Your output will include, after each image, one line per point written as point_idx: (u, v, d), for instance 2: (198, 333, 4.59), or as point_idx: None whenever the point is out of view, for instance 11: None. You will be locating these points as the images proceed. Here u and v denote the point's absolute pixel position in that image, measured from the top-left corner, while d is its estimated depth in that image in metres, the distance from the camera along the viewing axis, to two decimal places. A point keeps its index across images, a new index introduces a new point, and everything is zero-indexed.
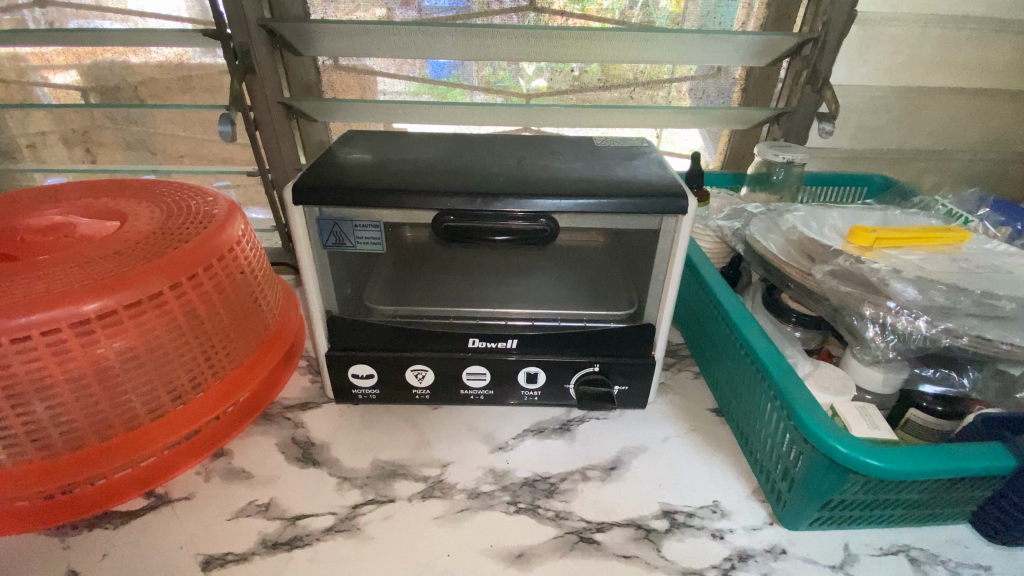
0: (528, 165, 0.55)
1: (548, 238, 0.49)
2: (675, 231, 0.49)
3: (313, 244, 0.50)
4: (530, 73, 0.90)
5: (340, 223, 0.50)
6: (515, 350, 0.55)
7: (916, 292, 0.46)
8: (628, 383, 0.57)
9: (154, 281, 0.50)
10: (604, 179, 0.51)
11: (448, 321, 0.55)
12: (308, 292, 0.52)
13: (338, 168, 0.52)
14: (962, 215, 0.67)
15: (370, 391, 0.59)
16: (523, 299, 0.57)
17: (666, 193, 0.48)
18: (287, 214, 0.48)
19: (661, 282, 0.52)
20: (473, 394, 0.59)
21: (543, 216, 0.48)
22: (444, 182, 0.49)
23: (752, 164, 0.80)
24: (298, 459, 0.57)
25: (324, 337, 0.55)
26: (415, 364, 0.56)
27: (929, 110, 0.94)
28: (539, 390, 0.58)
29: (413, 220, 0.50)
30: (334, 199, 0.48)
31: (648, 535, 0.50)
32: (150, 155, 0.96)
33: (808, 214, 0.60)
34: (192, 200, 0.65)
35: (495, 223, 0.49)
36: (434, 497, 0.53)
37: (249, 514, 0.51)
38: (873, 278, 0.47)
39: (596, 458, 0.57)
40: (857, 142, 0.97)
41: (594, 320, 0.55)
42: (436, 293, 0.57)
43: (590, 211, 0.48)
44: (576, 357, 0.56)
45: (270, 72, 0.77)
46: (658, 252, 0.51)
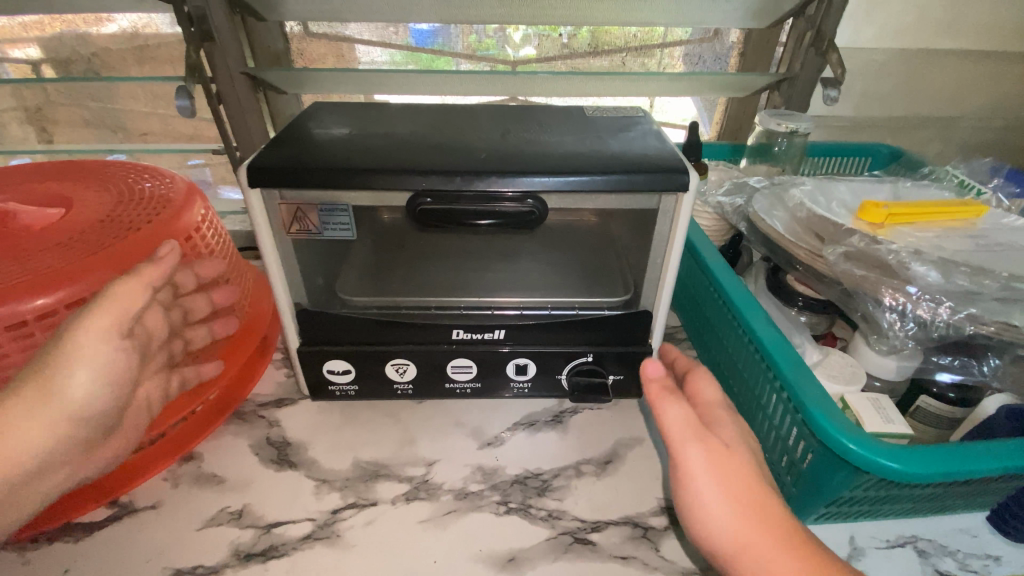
0: (512, 139, 0.50)
1: (537, 220, 0.45)
2: (674, 211, 0.45)
3: (275, 230, 0.46)
4: (518, 40, 0.84)
5: (305, 207, 0.45)
6: (506, 341, 0.52)
7: (939, 276, 0.43)
8: (622, 373, 0.54)
9: (99, 275, 0.46)
10: (597, 154, 0.46)
11: (429, 311, 0.52)
12: (274, 282, 0.47)
13: (303, 145, 0.47)
14: (975, 186, 0.64)
15: (349, 388, 0.55)
16: (511, 285, 0.53)
17: (664, 168, 0.43)
18: (245, 198, 0.43)
19: (659, 265, 0.48)
20: (458, 387, 0.55)
21: (530, 196, 0.44)
22: (419, 160, 0.44)
23: (752, 134, 0.76)
24: (272, 461, 0.53)
25: (295, 330, 0.51)
26: (396, 357, 0.52)
27: (935, 74, 0.89)
28: (530, 382, 0.55)
29: (385, 203, 0.45)
30: (297, 180, 0.43)
31: (646, 533, 0.47)
32: (110, 133, 0.89)
33: (815, 188, 0.56)
34: (145, 183, 0.60)
35: (477, 205, 0.44)
36: (419, 499, 0.49)
37: (220, 523, 0.48)
38: (891, 260, 0.44)
39: (590, 452, 0.54)
40: (860, 109, 0.92)
41: (588, 307, 0.52)
42: (416, 282, 0.53)
43: (582, 189, 0.43)
44: (567, 346, 0.52)
45: (230, 39, 0.70)
46: (656, 233, 0.47)
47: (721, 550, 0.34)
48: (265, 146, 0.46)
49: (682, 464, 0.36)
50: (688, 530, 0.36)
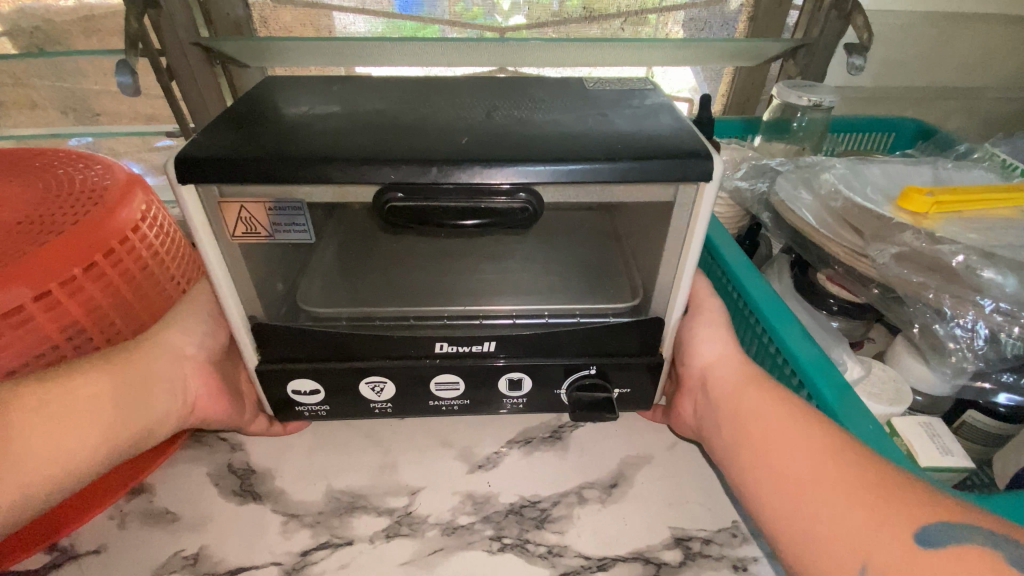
0: (500, 118, 0.42)
1: (531, 219, 0.37)
2: (692, 204, 0.38)
3: (216, 234, 0.38)
4: (508, 7, 0.75)
5: (249, 206, 0.38)
6: (500, 355, 0.45)
7: (1017, 283, 0.40)
8: (630, 386, 0.47)
9: (11, 292, 0.39)
10: (603, 136, 0.39)
11: (408, 321, 0.45)
12: (222, 293, 0.40)
13: (252, 129, 0.39)
14: (1016, 165, 0.58)
15: (319, 408, 0.48)
16: (502, 292, 0.47)
17: (681, 152, 0.36)
18: (176, 197, 0.36)
19: (673, 266, 0.42)
20: (445, 404, 0.48)
21: (523, 189, 0.37)
22: (391, 146, 0.37)
23: (768, 109, 0.68)
24: (234, 493, 0.47)
25: (252, 347, 0.44)
26: (372, 375, 0.45)
27: (962, 41, 0.82)
28: (526, 399, 0.48)
29: (348, 200, 0.38)
30: (240, 173, 0.35)
31: (658, 571, 0.42)
32: (57, 115, 0.79)
33: (849, 171, 0.50)
34: (77, 173, 0.51)
35: (459, 200, 0.36)
36: (401, 536, 0.44)
37: (172, 571, 0.42)
38: (957, 264, 0.40)
39: (593, 474, 0.48)
40: (882, 79, 0.85)
41: (591, 314, 0.45)
42: (389, 290, 0.48)
43: (587, 180, 0.36)
44: (568, 358, 0.45)
45: (178, 4, 0.61)
46: (671, 230, 0.40)
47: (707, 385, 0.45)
48: (208, 131, 0.39)
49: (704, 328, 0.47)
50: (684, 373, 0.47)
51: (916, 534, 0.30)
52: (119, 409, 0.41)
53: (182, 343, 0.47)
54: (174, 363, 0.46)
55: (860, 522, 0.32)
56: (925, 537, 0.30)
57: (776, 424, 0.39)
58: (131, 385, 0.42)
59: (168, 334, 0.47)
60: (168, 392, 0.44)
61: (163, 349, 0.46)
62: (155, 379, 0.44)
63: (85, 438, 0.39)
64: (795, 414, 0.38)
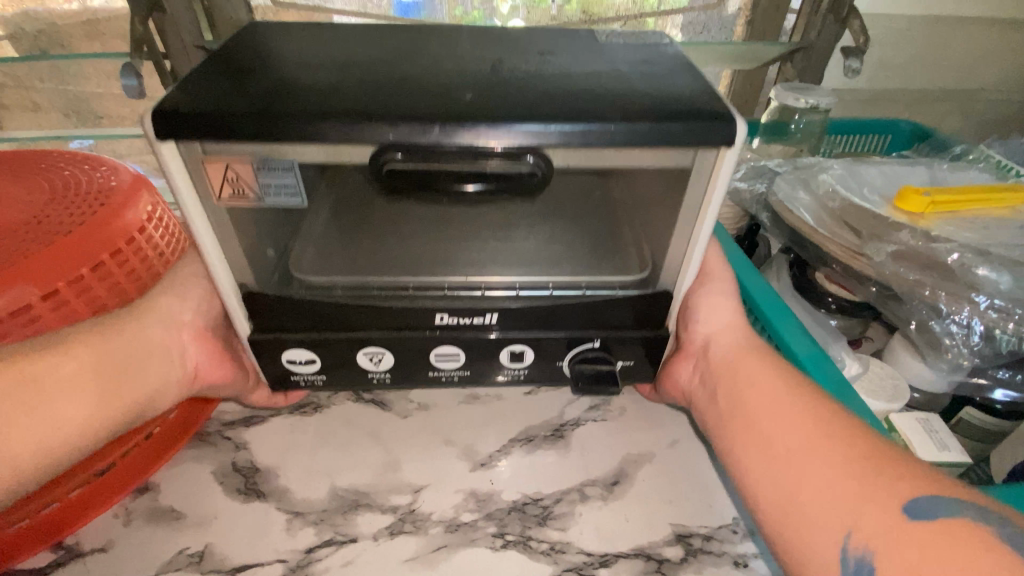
0: (505, 71, 0.43)
1: (538, 182, 0.39)
2: (711, 169, 0.38)
3: (201, 198, 0.39)
4: (506, 11, 0.76)
5: (237, 165, 0.38)
6: (496, 326, 0.46)
7: (1011, 280, 0.41)
8: (634, 358, 0.48)
9: (20, 290, 0.40)
10: (611, 98, 0.39)
11: (406, 291, 0.45)
12: (211, 262, 0.41)
13: (237, 81, 0.39)
14: (1012, 167, 0.58)
15: (315, 377, 0.48)
16: (504, 262, 0.46)
17: (705, 115, 0.36)
18: (157, 155, 0.36)
19: (685, 237, 0.42)
20: (443, 375, 0.49)
21: (530, 151, 0.37)
22: (389, 104, 0.37)
23: (767, 110, 0.69)
24: (239, 491, 0.47)
25: (244, 315, 0.45)
26: (370, 345, 0.46)
27: (956, 43, 0.83)
28: (527, 369, 0.49)
29: (342, 159, 0.38)
30: (225, 129, 0.35)
31: (660, 567, 0.42)
32: (59, 118, 0.79)
33: (845, 172, 0.51)
34: (81, 173, 0.52)
35: (457, 163, 0.37)
36: (404, 534, 0.44)
37: (178, 569, 0.42)
38: (951, 262, 0.41)
39: (595, 472, 0.48)
40: (878, 81, 0.86)
41: (597, 286, 0.46)
42: (385, 257, 0.47)
43: (599, 143, 0.36)
44: (575, 329, 0.46)
45: (182, 7, 0.62)
46: (687, 196, 0.40)
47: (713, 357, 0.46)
48: (195, 81, 0.38)
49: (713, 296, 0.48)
50: (688, 340, 0.48)
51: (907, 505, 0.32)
52: (109, 381, 0.41)
53: (176, 310, 0.48)
54: (169, 331, 0.47)
55: (856, 491, 0.34)
56: (916, 509, 0.32)
57: (787, 400, 0.40)
58: (117, 356, 0.43)
59: (160, 298, 0.47)
60: (164, 359, 0.46)
61: (158, 316, 0.47)
62: (150, 347, 0.45)
63: (77, 415, 0.39)
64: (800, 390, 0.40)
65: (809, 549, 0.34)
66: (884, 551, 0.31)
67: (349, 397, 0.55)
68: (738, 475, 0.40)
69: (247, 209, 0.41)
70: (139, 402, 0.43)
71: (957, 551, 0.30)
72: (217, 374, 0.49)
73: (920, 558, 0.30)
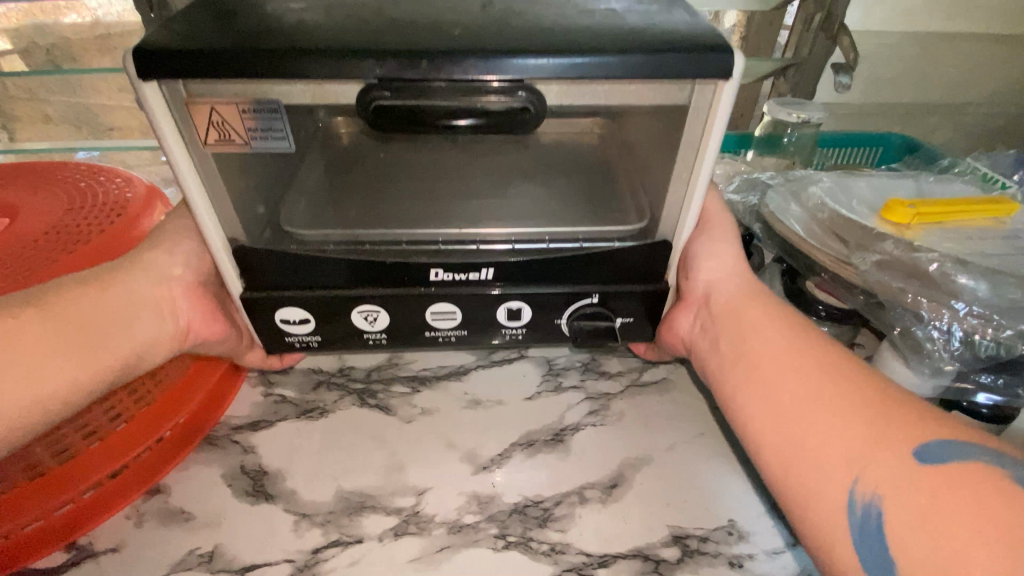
0: (496, 10, 0.43)
1: (531, 120, 0.40)
2: (709, 106, 0.39)
3: (185, 137, 0.40)
4: None
5: (220, 107, 0.39)
6: (496, 282, 0.47)
7: (988, 288, 0.43)
8: (633, 316, 0.50)
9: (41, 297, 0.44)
10: (601, 33, 0.39)
11: (400, 246, 0.47)
12: (197, 210, 0.42)
13: (221, 24, 0.40)
14: (999, 179, 0.60)
15: (309, 340, 0.50)
16: (501, 217, 0.49)
17: (698, 47, 0.37)
18: (138, 93, 0.37)
19: (684, 179, 0.43)
20: (441, 335, 0.50)
21: (522, 87, 0.38)
22: (376, 39, 0.38)
23: (760, 125, 0.71)
24: (247, 493, 0.48)
25: (236, 274, 0.47)
26: (364, 303, 0.48)
27: (945, 59, 0.86)
28: (524, 329, 0.50)
29: (326, 99, 0.40)
30: (211, 66, 0.37)
31: (657, 568, 0.43)
32: (72, 130, 0.81)
33: (835, 185, 0.53)
34: (89, 183, 0.55)
35: (451, 99, 0.38)
36: (409, 535, 0.45)
37: (188, 568, 0.43)
38: (931, 270, 0.43)
39: (594, 475, 0.50)
40: (870, 95, 0.88)
41: (594, 240, 0.47)
42: (381, 212, 0.49)
43: (594, 75, 0.37)
44: (574, 285, 0.48)
45: None
46: (685, 138, 0.41)
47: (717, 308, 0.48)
48: (183, 25, 0.40)
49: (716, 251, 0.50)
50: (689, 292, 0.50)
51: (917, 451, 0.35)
52: (100, 340, 0.42)
53: (166, 266, 0.48)
54: (158, 284, 0.47)
55: (866, 438, 0.36)
56: (924, 455, 0.34)
57: (797, 354, 0.42)
58: (107, 317, 0.43)
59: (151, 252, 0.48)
60: (154, 314, 0.46)
61: (148, 272, 0.47)
62: (139, 302, 0.45)
63: (61, 376, 0.39)
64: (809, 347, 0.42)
65: (820, 491, 0.36)
66: (892, 494, 0.34)
67: (354, 403, 0.56)
68: (745, 420, 0.42)
69: (232, 155, 0.43)
70: (129, 354, 0.44)
71: (964, 493, 0.32)
72: (211, 330, 0.50)
73: (929, 499, 0.33)
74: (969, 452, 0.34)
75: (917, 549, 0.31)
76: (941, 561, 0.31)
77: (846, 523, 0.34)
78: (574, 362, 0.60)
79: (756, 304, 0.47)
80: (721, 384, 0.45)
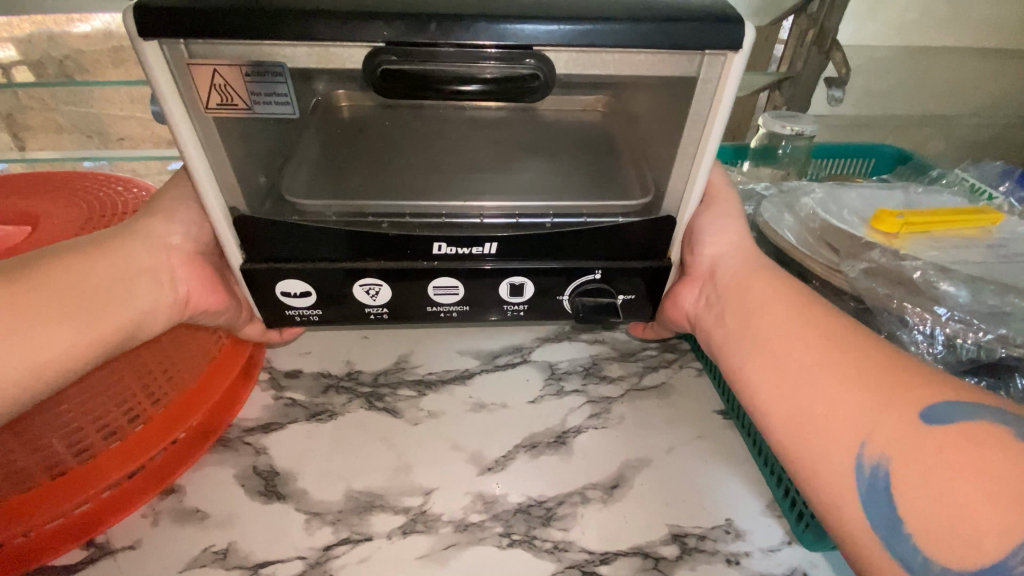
0: None
1: (542, 88, 0.39)
2: (719, 77, 0.39)
3: (187, 101, 0.40)
4: None
5: (223, 70, 0.39)
6: (491, 258, 0.48)
7: (967, 295, 0.44)
8: (634, 293, 0.50)
9: None
10: (609, 0, 0.39)
11: (404, 218, 0.47)
12: (199, 177, 0.43)
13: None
14: (986, 191, 0.63)
15: (310, 313, 0.51)
16: (505, 190, 0.48)
17: (712, 17, 0.37)
18: (140, 55, 0.37)
19: (690, 155, 0.44)
20: (443, 311, 0.51)
21: (531, 55, 0.38)
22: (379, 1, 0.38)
23: (755, 136, 0.73)
24: (259, 493, 0.50)
25: (236, 245, 0.47)
26: (366, 277, 0.48)
27: (935, 72, 0.88)
28: (526, 304, 0.51)
29: (332, 63, 0.39)
30: (213, 24, 0.36)
31: (657, 565, 0.45)
32: (83, 139, 0.83)
33: (826, 196, 0.55)
34: (107, 193, 0.57)
35: (457, 64, 0.38)
36: (417, 533, 0.47)
37: (204, 565, 0.45)
38: (916, 277, 0.45)
39: (596, 475, 0.51)
40: (863, 107, 0.90)
41: (597, 214, 0.47)
42: (383, 181, 0.49)
43: (605, 44, 0.38)
44: (577, 260, 0.48)
45: None
46: (694, 110, 0.41)
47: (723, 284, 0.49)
48: None
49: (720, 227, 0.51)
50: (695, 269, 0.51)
51: (924, 413, 0.35)
52: (105, 313, 0.42)
53: (164, 234, 0.49)
54: (156, 253, 0.48)
55: (871, 403, 0.36)
56: (931, 416, 0.35)
57: (801, 325, 0.42)
58: (108, 289, 0.43)
59: (151, 223, 0.49)
60: (152, 284, 0.47)
61: (144, 238, 0.48)
62: (136, 271, 0.46)
63: (63, 346, 0.40)
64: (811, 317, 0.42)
65: (825, 460, 0.37)
66: (899, 457, 0.34)
67: (362, 406, 0.57)
68: (748, 391, 0.43)
69: (236, 121, 0.43)
70: (129, 325, 0.44)
71: (970, 451, 0.32)
72: (211, 300, 0.51)
73: (936, 459, 0.33)
74: (977, 412, 0.34)
75: (924, 507, 0.32)
76: (947, 517, 0.31)
77: (853, 486, 0.35)
78: (576, 367, 0.62)
79: (759, 277, 0.47)
80: (727, 358, 0.46)
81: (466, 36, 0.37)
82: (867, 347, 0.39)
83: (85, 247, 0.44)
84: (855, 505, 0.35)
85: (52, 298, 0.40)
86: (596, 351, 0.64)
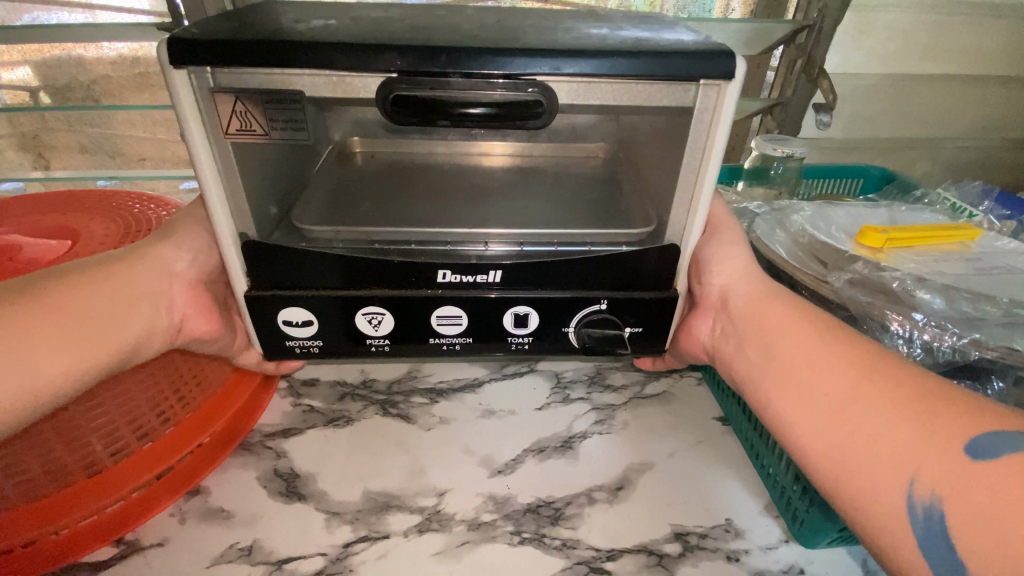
0: (509, 24, 0.48)
1: (546, 116, 0.43)
2: (714, 107, 0.43)
3: (208, 128, 0.42)
4: None
5: (244, 97, 0.42)
6: (496, 287, 0.50)
7: (943, 302, 0.48)
8: (642, 325, 0.52)
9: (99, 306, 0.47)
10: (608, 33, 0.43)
11: (410, 247, 0.50)
12: (213, 203, 0.45)
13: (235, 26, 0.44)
14: (966, 210, 0.67)
15: (310, 344, 0.52)
16: (508, 223, 0.52)
17: (710, 53, 0.41)
18: (169, 82, 0.40)
19: (690, 184, 0.47)
20: (446, 343, 0.53)
21: (534, 85, 0.42)
22: (393, 37, 0.42)
23: (749, 158, 0.77)
24: (281, 493, 0.52)
25: (241, 272, 0.49)
26: (370, 306, 0.50)
27: (918, 97, 0.93)
28: (531, 338, 0.53)
29: (347, 94, 0.42)
30: (241, 55, 0.40)
31: (660, 561, 0.47)
32: (107, 159, 0.87)
33: (816, 214, 0.59)
34: (135, 209, 0.61)
35: (466, 90, 0.41)
36: (431, 531, 0.49)
37: (230, 560, 0.47)
38: (895, 287, 0.49)
39: (601, 478, 0.54)
40: (851, 131, 0.95)
41: (600, 243, 0.51)
42: (392, 215, 0.53)
43: (611, 71, 0.41)
44: (581, 290, 0.51)
45: None
46: (690, 146, 0.45)
47: (743, 315, 0.49)
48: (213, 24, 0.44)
49: (733, 255, 0.52)
50: (704, 289, 0.52)
51: (968, 447, 0.33)
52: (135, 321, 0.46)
53: (172, 259, 0.51)
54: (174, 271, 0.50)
55: (910, 438, 0.35)
56: (977, 449, 0.33)
57: (827, 356, 0.42)
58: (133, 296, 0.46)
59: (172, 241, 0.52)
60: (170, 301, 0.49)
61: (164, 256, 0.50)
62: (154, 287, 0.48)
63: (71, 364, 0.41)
64: (838, 349, 0.42)
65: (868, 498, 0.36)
66: (951, 494, 0.33)
67: (377, 412, 0.60)
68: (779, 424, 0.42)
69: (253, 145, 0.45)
70: (138, 339, 0.46)
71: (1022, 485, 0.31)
72: (205, 328, 0.52)
73: (987, 497, 0.31)
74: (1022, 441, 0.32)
75: (986, 550, 0.30)
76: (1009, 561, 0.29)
77: (879, 503, 0.35)
78: (581, 376, 0.65)
79: (774, 303, 0.48)
80: (755, 391, 0.46)
81: (474, 61, 0.40)
82: (898, 374, 0.38)
83: (95, 267, 0.46)
84: (872, 517, 0.35)
85: (90, 307, 0.43)
86: (598, 361, 0.67)
